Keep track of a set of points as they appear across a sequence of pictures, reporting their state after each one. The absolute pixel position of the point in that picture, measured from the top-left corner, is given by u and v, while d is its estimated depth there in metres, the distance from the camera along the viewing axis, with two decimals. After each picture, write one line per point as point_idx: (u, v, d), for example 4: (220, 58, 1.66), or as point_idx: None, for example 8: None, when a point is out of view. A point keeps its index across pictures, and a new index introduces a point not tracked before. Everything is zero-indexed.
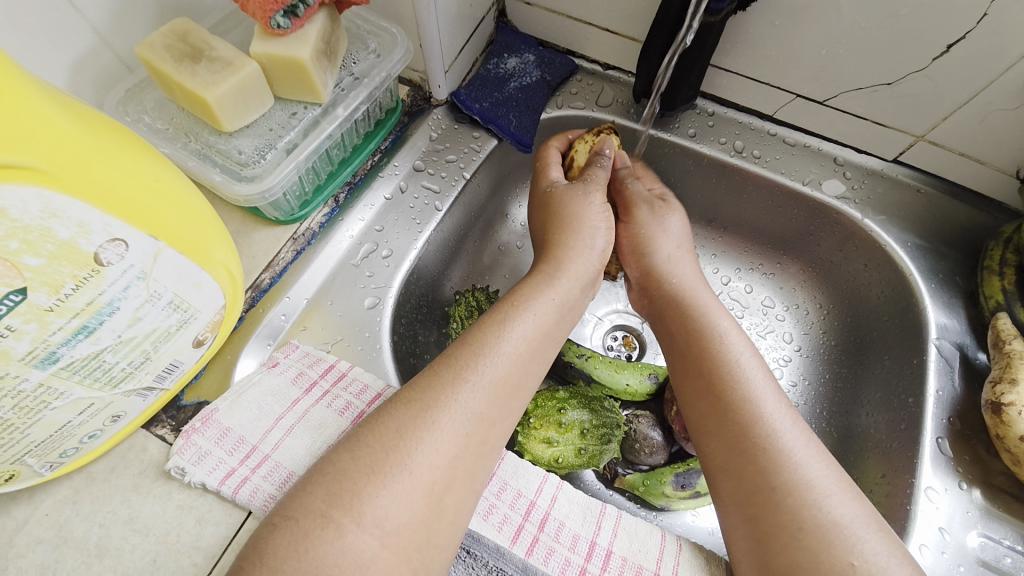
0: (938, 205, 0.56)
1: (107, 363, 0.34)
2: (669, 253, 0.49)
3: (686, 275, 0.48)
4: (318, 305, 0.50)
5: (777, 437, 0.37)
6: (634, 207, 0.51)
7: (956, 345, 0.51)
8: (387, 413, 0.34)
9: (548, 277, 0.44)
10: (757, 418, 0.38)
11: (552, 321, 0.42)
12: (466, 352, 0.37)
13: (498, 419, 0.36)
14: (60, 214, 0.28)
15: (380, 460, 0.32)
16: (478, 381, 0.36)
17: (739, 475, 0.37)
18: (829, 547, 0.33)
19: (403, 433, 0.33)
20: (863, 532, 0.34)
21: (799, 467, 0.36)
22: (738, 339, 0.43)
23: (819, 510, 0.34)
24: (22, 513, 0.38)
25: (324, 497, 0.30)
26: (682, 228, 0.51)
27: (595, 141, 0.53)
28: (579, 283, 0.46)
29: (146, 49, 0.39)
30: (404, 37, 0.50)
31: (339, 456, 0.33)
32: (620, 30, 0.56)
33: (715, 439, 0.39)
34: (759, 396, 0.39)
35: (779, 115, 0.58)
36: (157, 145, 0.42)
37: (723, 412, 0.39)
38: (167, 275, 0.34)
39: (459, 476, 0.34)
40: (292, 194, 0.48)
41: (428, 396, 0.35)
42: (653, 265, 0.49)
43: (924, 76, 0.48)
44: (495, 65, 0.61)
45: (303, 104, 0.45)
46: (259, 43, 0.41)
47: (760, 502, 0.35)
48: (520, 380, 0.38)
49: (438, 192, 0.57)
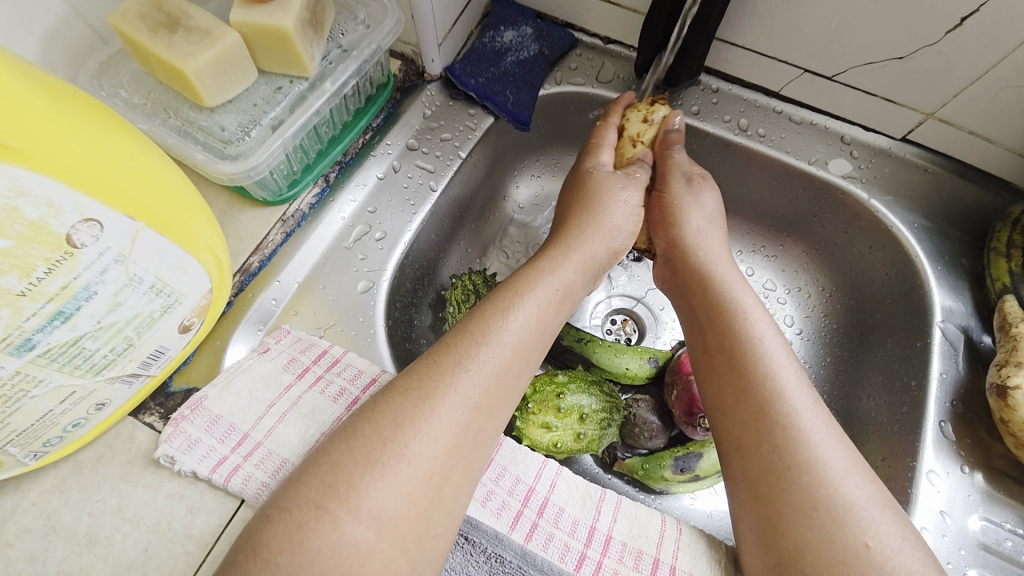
0: (945, 185, 0.55)
1: (87, 350, 0.33)
2: (698, 227, 0.47)
3: (713, 250, 0.47)
4: (309, 289, 0.49)
5: (797, 415, 0.36)
6: (671, 176, 0.48)
7: (961, 328, 0.50)
8: (384, 401, 0.33)
9: (553, 263, 0.43)
10: (777, 395, 0.37)
11: (552, 309, 0.41)
12: (466, 341, 0.36)
13: (497, 407, 0.35)
14: (28, 193, 0.26)
15: (377, 450, 0.31)
16: (478, 368, 0.35)
17: (752, 453, 0.36)
18: (843, 527, 0.32)
19: (401, 422, 0.32)
20: (878, 515, 0.33)
21: (816, 447, 0.35)
22: (761, 317, 0.42)
23: (835, 490, 0.33)
24: (8, 503, 0.37)
25: (318, 488, 0.30)
26: (716, 207, 0.49)
27: (650, 111, 0.49)
28: (582, 273, 0.44)
29: (119, 18, 0.37)
30: (394, 7, 0.47)
31: (335, 446, 0.32)
32: (621, 1, 0.54)
33: (731, 416, 0.38)
34: (780, 374, 0.38)
35: (785, 91, 0.56)
36: (136, 121, 0.40)
37: (741, 389, 0.38)
38: (147, 258, 0.33)
39: (457, 466, 0.33)
40: (280, 173, 0.46)
41: (426, 385, 0.34)
42: (683, 234, 0.47)
43: (936, 50, 0.46)
44: (491, 39, 0.59)
45: (289, 78, 0.43)
46: (240, 12, 0.38)
47: (772, 480, 0.35)
48: (520, 368, 0.37)
49: (433, 171, 0.55)
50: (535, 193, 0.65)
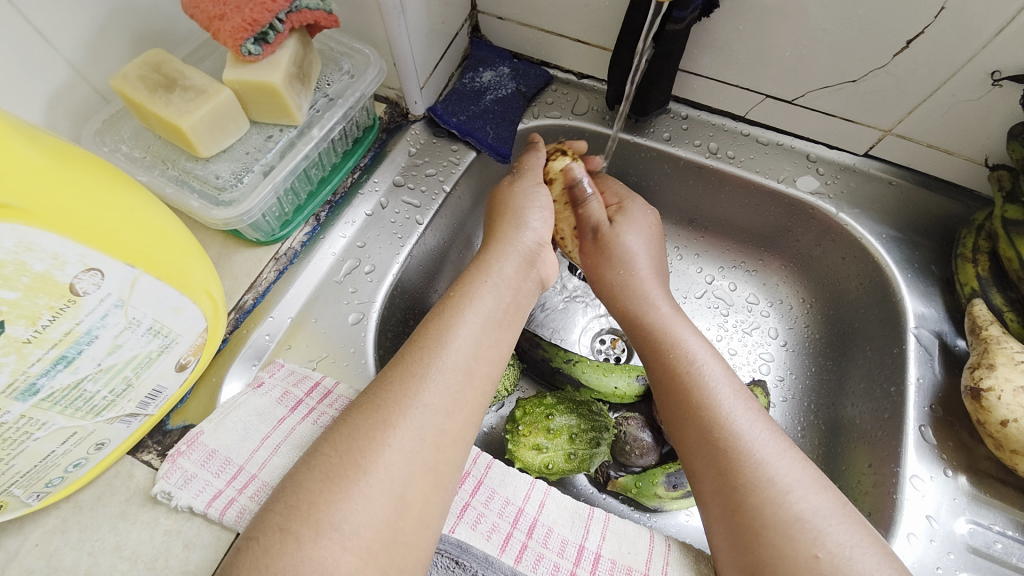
0: (910, 196, 0.57)
1: (89, 392, 0.35)
2: (612, 283, 0.50)
3: (644, 275, 0.49)
4: (302, 323, 0.51)
5: (737, 437, 0.37)
6: (583, 237, 0.52)
7: (934, 333, 0.52)
8: (344, 421, 0.35)
9: (482, 264, 0.45)
10: (715, 420, 0.39)
11: (494, 307, 0.42)
12: (413, 351, 0.38)
13: (456, 408, 0.37)
14: (35, 248, 0.29)
15: (335, 467, 0.32)
16: (435, 373, 0.37)
17: (709, 474, 0.37)
18: (792, 541, 0.33)
19: (356, 437, 0.34)
20: (828, 525, 0.34)
21: (759, 465, 0.36)
22: (697, 345, 0.44)
23: (781, 506, 0.34)
24: (12, 545, 0.38)
25: (284, 512, 0.31)
26: (636, 249, 0.50)
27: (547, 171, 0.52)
28: (513, 262, 0.46)
29: (119, 81, 0.40)
30: (376, 57, 0.51)
31: (299, 470, 0.33)
32: (590, 40, 0.57)
33: (684, 441, 0.40)
34: (716, 400, 0.40)
35: (750, 115, 0.59)
36: (136, 173, 0.43)
37: (695, 411, 0.40)
38: (146, 302, 0.35)
39: (422, 476, 0.34)
40: (272, 215, 0.49)
41: (380, 397, 0.36)
42: (605, 287, 0.50)
43: (886, 72, 0.49)
44: (470, 79, 0.62)
45: (279, 127, 0.46)
46: (232, 71, 0.41)
47: (728, 501, 0.36)
48: (476, 366, 0.39)
49: (418, 206, 0.58)
50: None
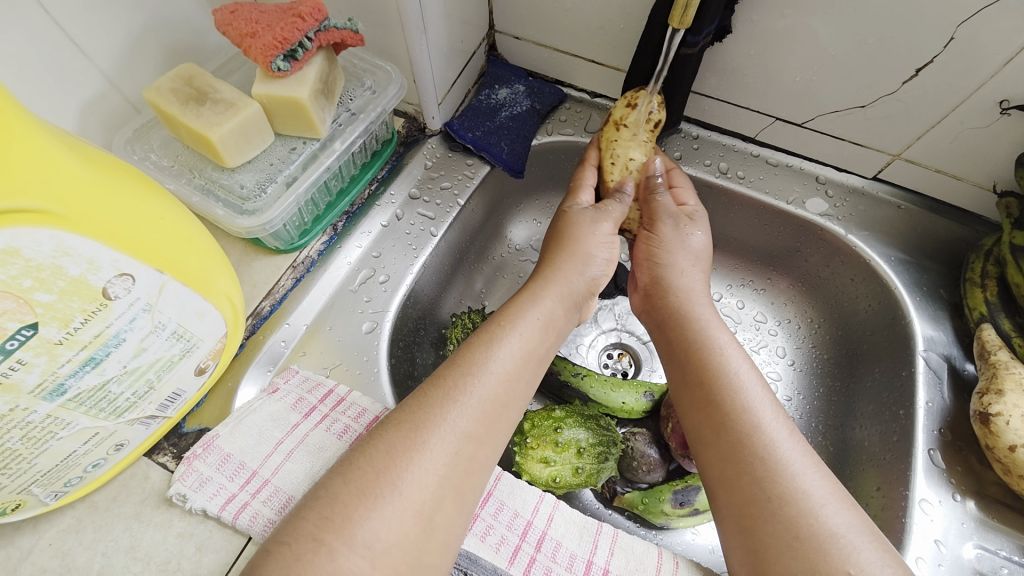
0: (918, 220, 0.58)
1: (112, 393, 0.36)
2: (679, 272, 0.49)
3: (694, 289, 0.48)
4: (317, 331, 0.52)
5: (774, 446, 0.38)
6: (658, 221, 0.50)
7: (943, 357, 0.52)
8: (379, 435, 0.35)
9: (532, 296, 0.45)
10: (746, 431, 0.39)
11: (536, 342, 0.43)
12: (454, 373, 0.39)
13: (488, 438, 0.37)
14: (72, 253, 0.30)
15: (371, 483, 0.33)
16: (471, 401, 0.37)
17: (733, 485, 0.37)
18: (826, 556, 0.33)
19: (394, 455, 0.34)
20: (859, 542, 0.34)
21: (794, 477, 0.36)
22: (736, 354, 0.43)
23: (815, 519, 0.34)
24: (26, 543, 0.39)
25: (317, 521, 0.31)
26: (702, 245, 0.51)
27: (634, 97, 0.51)
28: (563, 303, 0.46)
29: (153, 93, 0.42)
30: (398, 74, 0.53)
31: (332, 480, 0.33)
32: (605, 61, 0.59)
33: (712, 448, 0.40)
34: (755, 407, 0.40)
35: (760, 137, 0.60)
36: (164, 181, 0.44)
37: (720, 422, 0.40)
38: (172, 306, 0.36)
39: (450, 497, 0.34)
40: (292, 224, 0.51)
41: (418, 417, 0.36)
42: (664, 279, 0.49)
43: (895, 99, 0.50)
44: (486, 96, 0.64)
45: (302, 139, 0.47)
46: (261, 86, 0.43)
47: (754, 512, 0.36)
48: (508, 399, 0.39)
49: (433, 218, 0.59)
50: (530, 234, 0.69)
